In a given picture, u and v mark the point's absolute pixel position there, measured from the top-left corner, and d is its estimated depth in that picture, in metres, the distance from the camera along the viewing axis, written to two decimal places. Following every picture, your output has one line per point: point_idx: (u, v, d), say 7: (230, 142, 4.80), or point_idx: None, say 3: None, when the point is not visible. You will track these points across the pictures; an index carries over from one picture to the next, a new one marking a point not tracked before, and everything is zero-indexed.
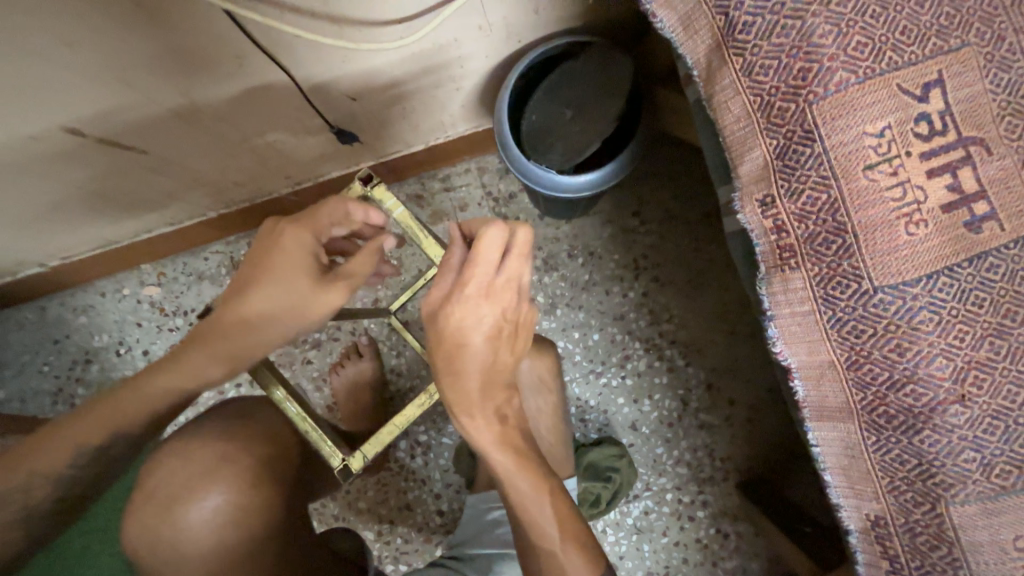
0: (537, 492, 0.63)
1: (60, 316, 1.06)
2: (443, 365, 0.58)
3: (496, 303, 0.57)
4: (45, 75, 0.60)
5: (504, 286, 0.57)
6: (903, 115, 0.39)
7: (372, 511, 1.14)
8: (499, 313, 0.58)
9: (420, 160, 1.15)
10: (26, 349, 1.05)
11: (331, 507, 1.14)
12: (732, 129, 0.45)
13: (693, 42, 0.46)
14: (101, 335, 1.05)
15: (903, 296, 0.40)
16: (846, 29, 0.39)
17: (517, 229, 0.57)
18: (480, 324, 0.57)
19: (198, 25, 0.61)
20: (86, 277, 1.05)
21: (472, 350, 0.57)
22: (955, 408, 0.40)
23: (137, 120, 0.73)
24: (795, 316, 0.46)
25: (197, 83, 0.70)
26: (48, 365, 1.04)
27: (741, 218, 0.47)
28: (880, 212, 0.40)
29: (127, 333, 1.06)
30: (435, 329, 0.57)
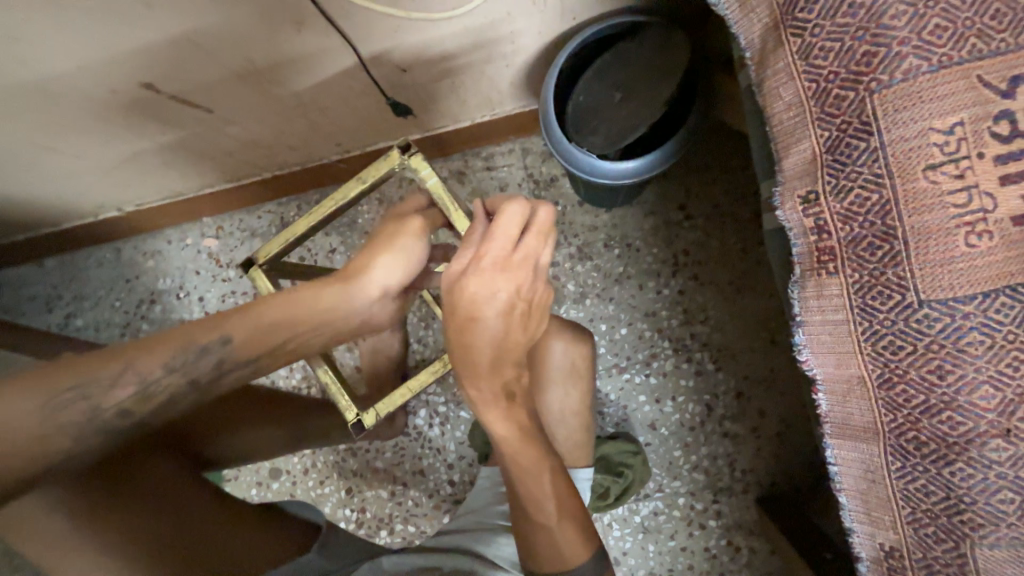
0: (538, 469, 0.63)
1: (132, 258, 1.17)
2: (454, 337, 0.58)
3: (511, 279, 0.57)
4: (126, 33, 0.66)
5: (521, 262, 0.58)
6: (981, 111, 0.35)
7: (387, 472, 1.20)
8: (516, 290, 0.58)
9: (465, 136, 1.15)
10: (103, 285, 1.17)
11: (351, 463, 1.21)
12: (780, 117, 0.42)
13: (749, 19, 0.43)
14: (165, 279, 1.15)
15: (951, 313, 0.36)
16: (923, 10, 0.35)
17: (538, 207, 0.59)
18: (493, 298, 0.56)
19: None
20: (156, 224, 1.14)
21: (483, 325, 0.57)
22: (997, 442, 0.36)
23: (203, 79, 0.77)
24: (827, 325, 0.42)
25: (257, 46, 0.73)
26: (118, 302, 1.16)
27: (780, 216, 0.44)
28: (937, 219, 0.36)
29: (186, 279, 1.15)
30: (448, 300, 0.57)
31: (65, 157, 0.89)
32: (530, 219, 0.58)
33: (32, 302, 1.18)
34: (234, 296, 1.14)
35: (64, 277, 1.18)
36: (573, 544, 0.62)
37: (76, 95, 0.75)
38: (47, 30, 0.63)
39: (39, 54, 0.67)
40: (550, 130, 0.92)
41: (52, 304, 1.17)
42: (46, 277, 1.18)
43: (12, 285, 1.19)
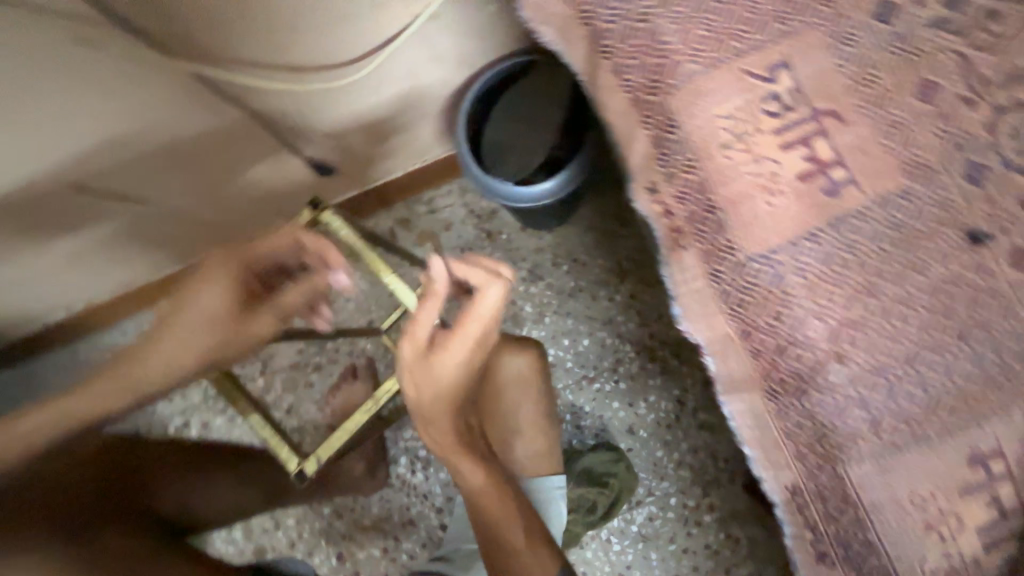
0: (501, 495, 0.66)
1: (89, 355, 1.15)
2: (427, 396, 0.60)
3: (481, 349, 0.62)
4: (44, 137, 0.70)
5: (490, 331, 0.62)
6: (752, 96, 0.42)
7: (379, 529, 1.18)
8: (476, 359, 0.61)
9: (403, 185, 1.22)
10: (61, 388, 1.15)
11: (340, 526, 1.18)
12: (617, 124, 0.49)
13: (572, 51, 0.51)
14: None
15: (772, 263, 0.42)
16: (686, 26, 0.43)
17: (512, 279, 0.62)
18: (467, 369, 0.61)
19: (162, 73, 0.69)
20: (113, 317, 1.14)
21: (455, 388, 0.61)
22: (835, 366, 0.41)
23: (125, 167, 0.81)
24: (693, 294, 0.47)
25: (173, 128, 0.78)
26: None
27: (637, 206, 0.50)
28: (740, 186, 0.42)
29: None
30: (423, 370, 0.59)
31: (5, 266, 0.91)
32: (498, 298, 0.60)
33: None
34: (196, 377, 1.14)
35: (20, 387, 1.16)
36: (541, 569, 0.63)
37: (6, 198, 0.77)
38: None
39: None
40: (465, 167, 0.99)
41: None
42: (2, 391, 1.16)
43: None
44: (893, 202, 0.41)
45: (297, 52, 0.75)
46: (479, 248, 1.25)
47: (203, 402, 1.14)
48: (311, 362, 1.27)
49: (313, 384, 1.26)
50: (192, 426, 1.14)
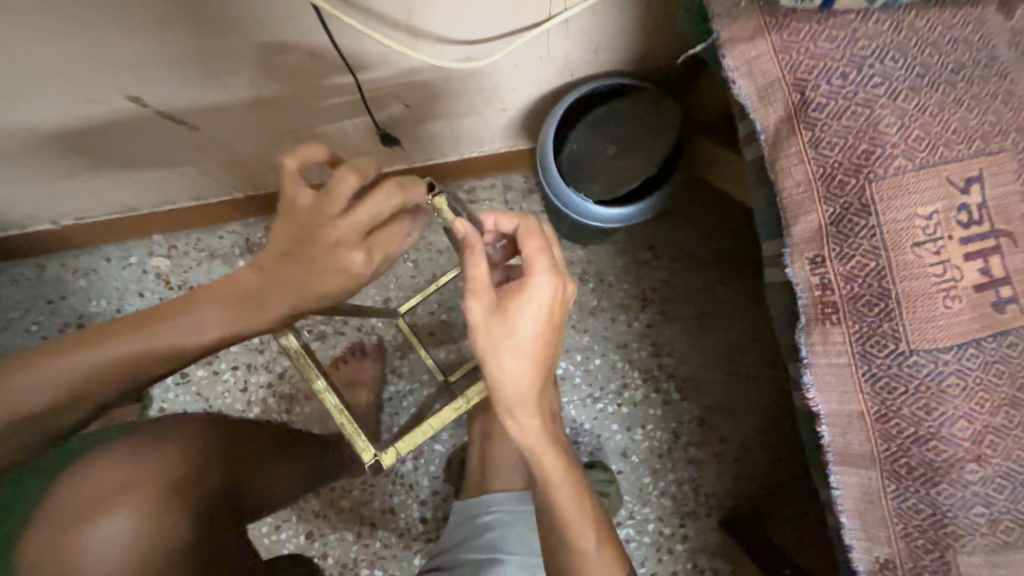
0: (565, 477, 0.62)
1: (59, 276, 1.08)
2: (501, 342, 0.54)
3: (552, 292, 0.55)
4: (100, 40, 0.63)
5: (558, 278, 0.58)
6: (950, 203, 0.45)
7: (354, 512, 1.14)
8: (549, 312, 0.56)
9: (448, 170, 1.20)
10: (18, 305, 1.07)
11: (312, 502, 1.13)
12: (791, 192, 0.50)
13: (766, 110, 0.51)
14: (99, 301, 1.08)
15: (935, 360, 0.45)
16: (908, 123, 0.45)
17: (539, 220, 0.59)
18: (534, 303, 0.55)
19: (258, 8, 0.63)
20: (93, 241, 1.08)
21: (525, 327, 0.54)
22: (971, 466, 0.45)
23: (182, 92, 0.76)
24: (830, 366, 0.50)
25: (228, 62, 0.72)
26: (37, 325, 1.06)
27: (789, 272, 0.52)
28: (922, 284, 0.45)
29: (127, 301, 1.08)
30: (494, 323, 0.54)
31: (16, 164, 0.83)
32: (536, 229, 0.57)
33: None
34: None
35: None
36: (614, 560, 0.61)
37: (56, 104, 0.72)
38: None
39: (16, 62, 0.64)
40: (547, 176, 1.00)
41: None
42: None
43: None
44: None
45: (426, 17, 0.73)
46: None
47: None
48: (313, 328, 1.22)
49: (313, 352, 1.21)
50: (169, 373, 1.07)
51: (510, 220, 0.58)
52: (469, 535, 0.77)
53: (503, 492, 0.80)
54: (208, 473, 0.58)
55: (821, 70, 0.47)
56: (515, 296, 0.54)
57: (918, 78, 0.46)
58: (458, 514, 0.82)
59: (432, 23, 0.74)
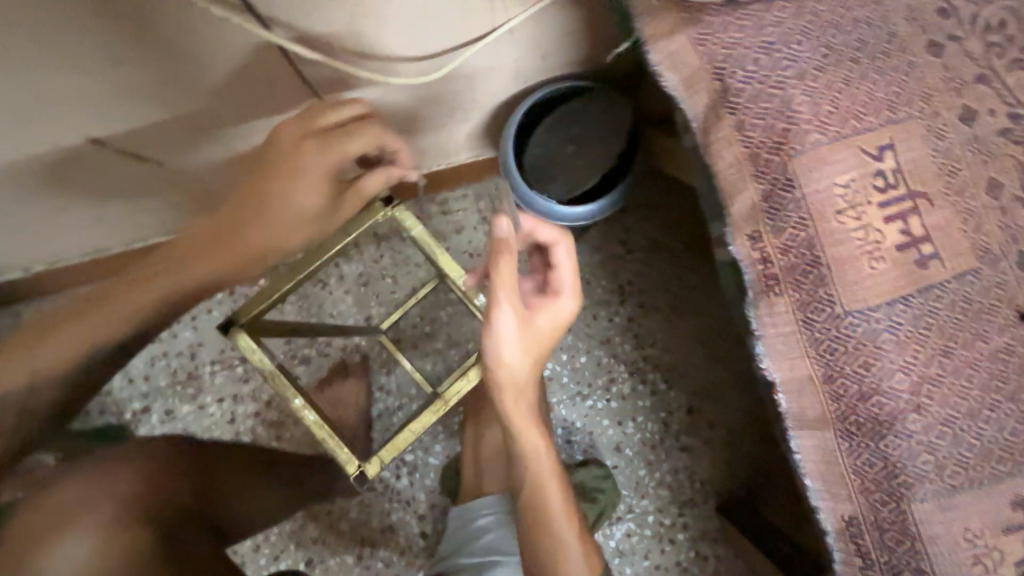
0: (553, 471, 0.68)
1: None
2: (523, 347, 0.61)
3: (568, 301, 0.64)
4: (56, 88, 0.64)
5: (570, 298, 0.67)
6: (864, 171, 0.48)
7: (354, 533, 1.13)
8: (561, 326, 0.64)
9: (418, 185, 1.23)
10: None
11: (311, 528, 1.12)
12: (726, 172, 0.53)
13: (693, 99, 0.54)
14: None
15: (868, 319, 0.48)
16: (818, 100, 0.48)
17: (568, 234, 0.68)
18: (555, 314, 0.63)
19: (208, 43, 0.65)
20: (71, 285, 1.08)
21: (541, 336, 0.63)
22: (912, 415, 0.47)
23: (144, 132, 0.77)
24: (779, 336, 0.52)
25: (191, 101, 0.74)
26: None
27: (732, 250, 0.53)
28: (849, 249, 0.48)
29: None
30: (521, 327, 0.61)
31: None
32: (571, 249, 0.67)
33: None
34: (166, 357, 1.07)
35: None
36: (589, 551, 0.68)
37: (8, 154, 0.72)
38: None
39: None
40: (510, 179, 1.01)
41: None
42: None
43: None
44: (968, 278, 0.48)
45: (374, 39, 0.75)
46: None
47: (168, 387, 1.07)
48: (297, 353, 1.22)
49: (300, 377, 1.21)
50: (153, 412, 1.06)
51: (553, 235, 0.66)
52: (466, 542, 0.77)
53: (493, 496, 0.80)
54: (177, 499, 0.59)
55: (735, 58, 0.50)
56: (541, 309, 0.63)
57: (823, 58, 0.49)
58: (455, 520, 0.81)
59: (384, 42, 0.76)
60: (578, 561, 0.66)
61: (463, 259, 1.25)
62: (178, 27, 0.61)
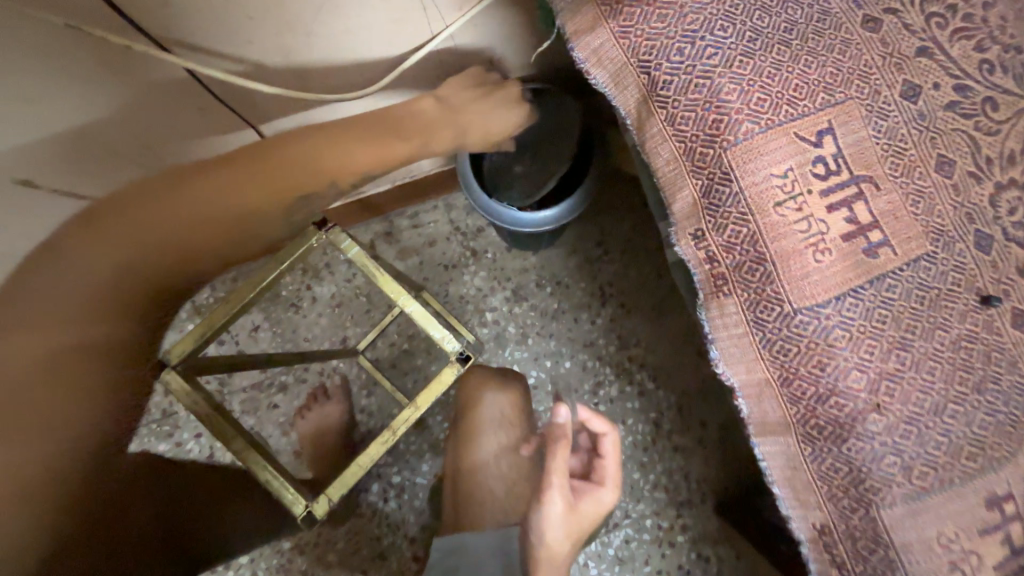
0: None
1: None
2: (564, 522, 0.60)
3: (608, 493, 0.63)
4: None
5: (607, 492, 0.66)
6: (803, 158, 0.45)
7: (343, 562, 1.09)
8: (601, 500, 0.63)
9: (383, 202, 1.20)
10: None
11: (298, 560, 1.08)
12: (663, 170, 0.50)
13: (624, 95, 0.51)
14: None
15: (818, 316, 0.44)
16: (747, 87, 0.46)
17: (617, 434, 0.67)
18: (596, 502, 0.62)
19: (151, 77, 0.64)
20: None
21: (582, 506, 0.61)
22: (873, 416, 0.44)
23: (87, 174, 0.73)
24: (732, 338, 0.49)
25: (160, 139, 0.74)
26: None
27: (679, 251, 0.51)
28: (792, 243, 0.45)
29: None
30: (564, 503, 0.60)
31: None
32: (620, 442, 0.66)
33: None
34: None
35: None
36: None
37: None
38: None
39: None
40: (467, 188, 0.99)
41: None
42: None
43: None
44: (921, 264, 0.45)
45: None
46: (463, 265, 1.22)
47: (145, 426, 1.03)
48: (273, 380, 1.18)
49: (278, 405, 1.17)
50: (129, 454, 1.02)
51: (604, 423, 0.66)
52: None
53: (496, 533, 0.64)
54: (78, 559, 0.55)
55: (659, 49, 0.48)
56: (585, 497, 0.62)
57: (750, 42, 0.46)
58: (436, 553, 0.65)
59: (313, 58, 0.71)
60: None
61: (437, 271, 1.22)
62: (131, 67, 0.61)
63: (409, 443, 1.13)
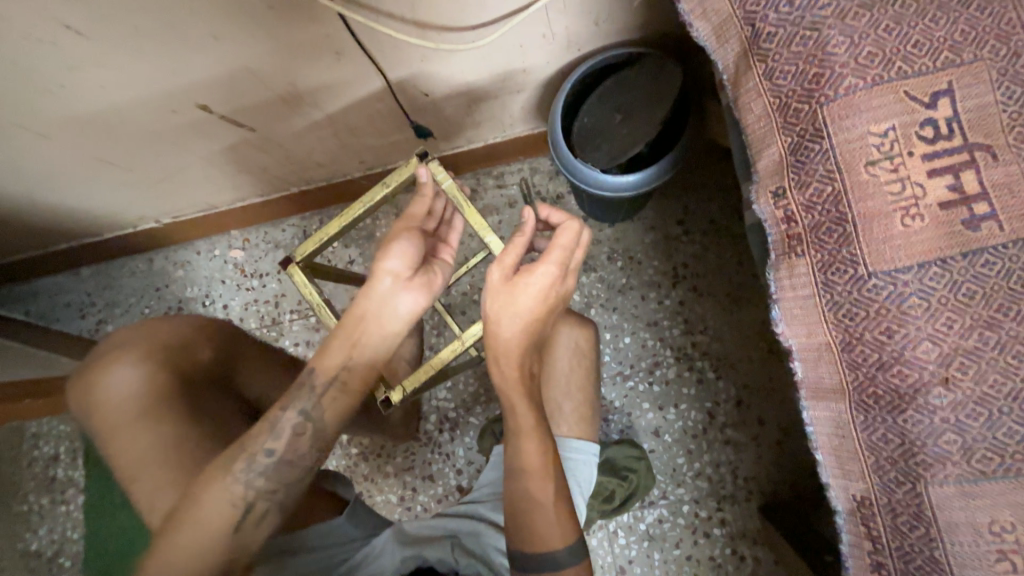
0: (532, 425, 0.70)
1: (163, 268, 1.30)
2: (504, 300, 0.63)
3: (547, 272, 0.63)
4: (181, 54, 0.77)
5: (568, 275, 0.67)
6: (909, 118, 0.44)
7: (397, 476, 1.24)
8: (550, 292, 0.65)
9: (478, 157, 1.26)
10: (133, 293, 1.30)
11: (361, 466, 1.25)
12: (754, 127, 0.51)
13: (723, 49, 0.52)
14: (192, 287, 1.29)
15: (895, 282, 0.44)
16: (857, 41, 0.45)
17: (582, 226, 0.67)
18: (535, 283, 0.63)
19: (312, 26, 0.77)
20: (188, 237, 1.29)
21: (527, 286, 0.63)
22: (938, 390, 0.43)
23: (244, 101, 0.91)
24: (797, 299, 0.49)
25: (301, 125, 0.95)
26: (147, 309, 1.29)
27: (756, 209, 0.51)
28: (878, 205, 0.44)
29: (213, 289, 1.28)
30: (506, 288, 0.63)
31: (121, 170, 1.03)
32: (574, 230, 0.65)
33: (66, 309, 1.30)
34: (257, 303, 1.27)
35: (98, 285, 1.31)
36: (563, 515, 0.69)
37: (140, 115, 0.89)
38: (38, 67, 0.75)
39: (109, 80, 0.80)
40: (555, 147, 1.04)
41: (85, 310, 1.30)
42: (82, 285, 1.31)
43: (48, 294, 1.31)
44: None
45: (428, 10, 0.80)
46: None
47: (258, 328, 1.25)
48: None
49: None
50: None
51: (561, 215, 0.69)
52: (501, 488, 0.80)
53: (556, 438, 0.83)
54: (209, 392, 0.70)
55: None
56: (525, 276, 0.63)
57: None
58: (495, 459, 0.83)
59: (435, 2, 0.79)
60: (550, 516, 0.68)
61: None
62: (290, 15, 0.74)
63: (468, 385, 1.25)
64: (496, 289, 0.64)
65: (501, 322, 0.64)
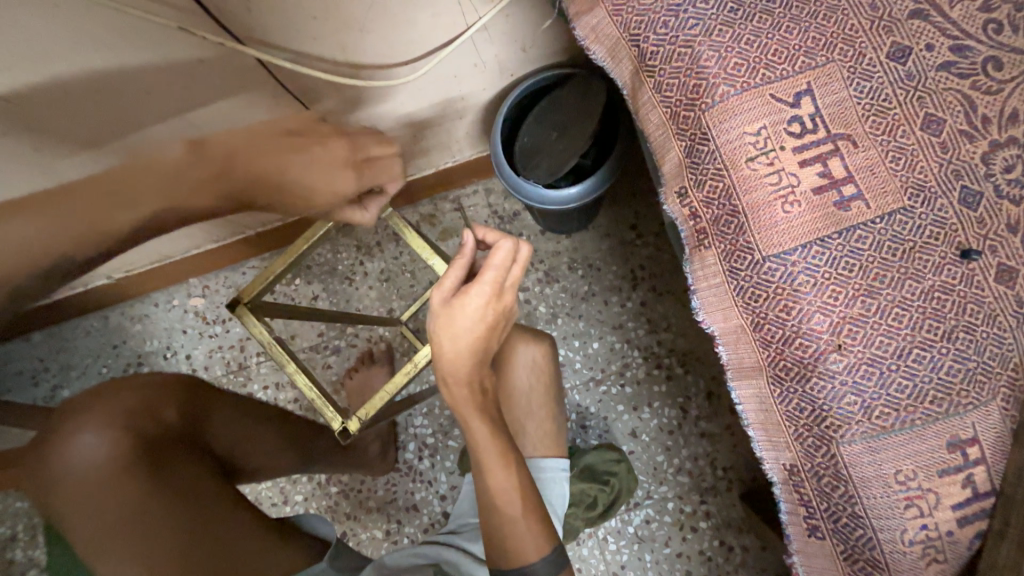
0: (493, 442, 0.70)
1: (120, 323, 1.27)
2: (443, 323, 0.65)
3: (481, 294, 0.65)
4: (118, 108, 0.76)
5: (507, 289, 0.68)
6: (777, 117, 0.49)
7: (381, 511, 1.21)
8: (488, 310, 0.66)
9: (431, 184, 1.28)
10: (90, 353, 1.26)
11: (342, 504, 1.21)
12: (654, 134, 0.55)
13: (619, 68, 0.57)
14: (152, 341, 1.26)
15: (785, 263, 0.48)
16: (724, 54, 0.50)
17: (522, 245, 0.68)
18: (471, 304, 0.65)
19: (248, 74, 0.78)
20: (143, 290, 1.26)
21: (465, 308, 0.65)
22: (835, 356, 0.47)
23: None
24: (712, 288, 0.53)
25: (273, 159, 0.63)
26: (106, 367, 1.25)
27: (666, 209, 0.56)
28: (762, 195, 0.49)
29: (174, 339, 1.26)
30: (446, 314, 0.65)
31: None
32: (512, 251, 0.66)
33: (19, 376, 1.25)
34: (222, 350, 1.24)
35: (52, 349, 1.26)
36: (533, 525, 0.68)
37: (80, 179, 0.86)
38: None
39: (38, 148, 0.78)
40: (498, 167, 1.07)
41: (39, 377, 1.25)
42: (34, 349, 1.26)
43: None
44: (896, 218, 0.47)
45: (358, 50, 0.83)
46: None
47: (225, 375, 1.23)
48: (329, 344, 1.28)
49: (331, 365, 1.27)
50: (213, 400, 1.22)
51: (498, 236, 0.71)
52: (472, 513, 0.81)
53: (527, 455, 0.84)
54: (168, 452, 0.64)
55: (647, 23, 0.53)
56: (462, 299, 0.65)
57: (730, 13, 0.51)
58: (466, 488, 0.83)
59: (363, 43, 0.82)
60: (523, 530, 0.68)
61: None
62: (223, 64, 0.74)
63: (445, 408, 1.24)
64: (437, 313, 0.66)
65: (449, 348, 0.66)
